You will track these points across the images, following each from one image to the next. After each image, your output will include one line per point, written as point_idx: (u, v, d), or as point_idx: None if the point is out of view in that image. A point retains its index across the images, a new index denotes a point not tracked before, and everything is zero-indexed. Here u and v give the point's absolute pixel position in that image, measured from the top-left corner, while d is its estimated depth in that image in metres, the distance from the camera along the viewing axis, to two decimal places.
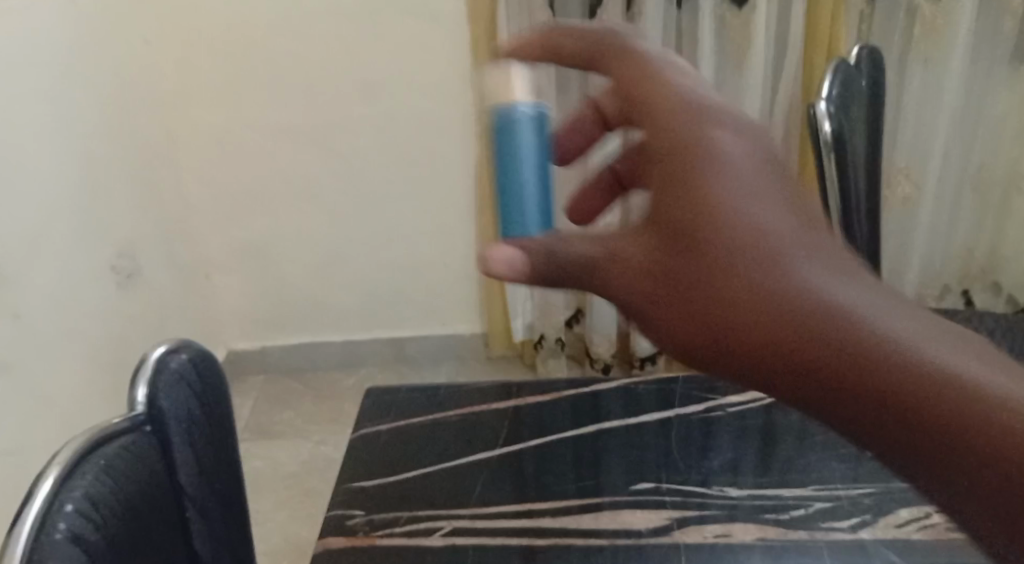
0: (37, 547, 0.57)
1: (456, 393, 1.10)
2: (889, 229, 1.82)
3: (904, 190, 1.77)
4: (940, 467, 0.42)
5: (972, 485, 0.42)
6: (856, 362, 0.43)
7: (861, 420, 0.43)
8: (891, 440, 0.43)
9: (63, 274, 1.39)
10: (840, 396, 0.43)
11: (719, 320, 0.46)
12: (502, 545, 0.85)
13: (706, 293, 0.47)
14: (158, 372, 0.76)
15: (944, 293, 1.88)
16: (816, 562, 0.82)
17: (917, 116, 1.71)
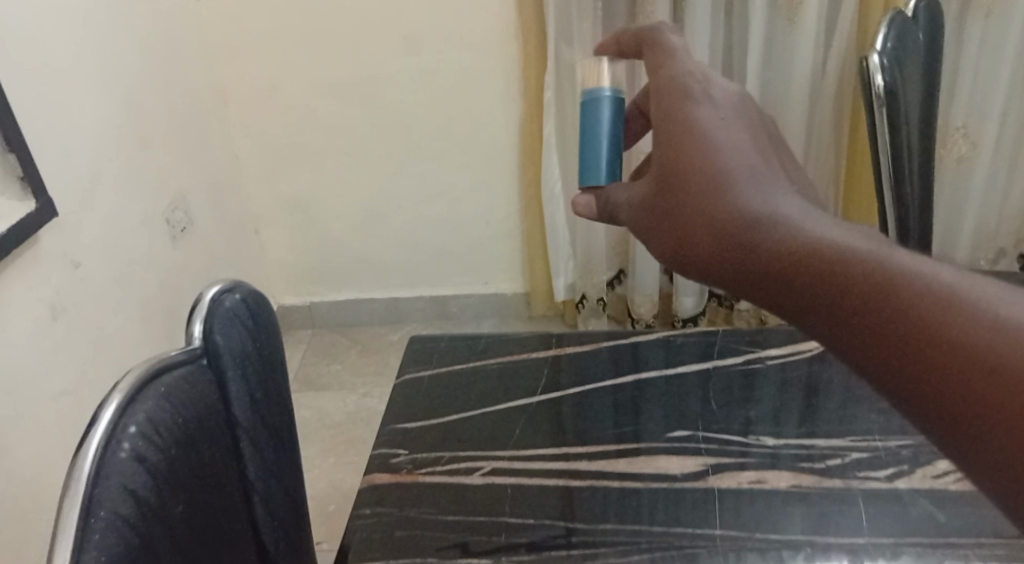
0: (104, 463, 0.61)
1: (498, 341, 1.12)
2: (943, 189, 1.76)
3: (961, 148, 1.70)
4: (927, 375, 0.50)
5: (950, 389, 0.49)
6: (859, 282, 0.52)
7: (862, 335, 0.52)
8: (885, 349, 0.51)
9: (115, 223, 1.45)
10: (845, 312, 0.52)
11: (747, 252, 0.57)
12: (540, 486, 0.88)
13: (737, 231, 0.57)
14: (213, 310, 0.79)
15: (998, 255, 1.82)
16: (851, 509, 0.83)
17: (976, 71, 1.63)
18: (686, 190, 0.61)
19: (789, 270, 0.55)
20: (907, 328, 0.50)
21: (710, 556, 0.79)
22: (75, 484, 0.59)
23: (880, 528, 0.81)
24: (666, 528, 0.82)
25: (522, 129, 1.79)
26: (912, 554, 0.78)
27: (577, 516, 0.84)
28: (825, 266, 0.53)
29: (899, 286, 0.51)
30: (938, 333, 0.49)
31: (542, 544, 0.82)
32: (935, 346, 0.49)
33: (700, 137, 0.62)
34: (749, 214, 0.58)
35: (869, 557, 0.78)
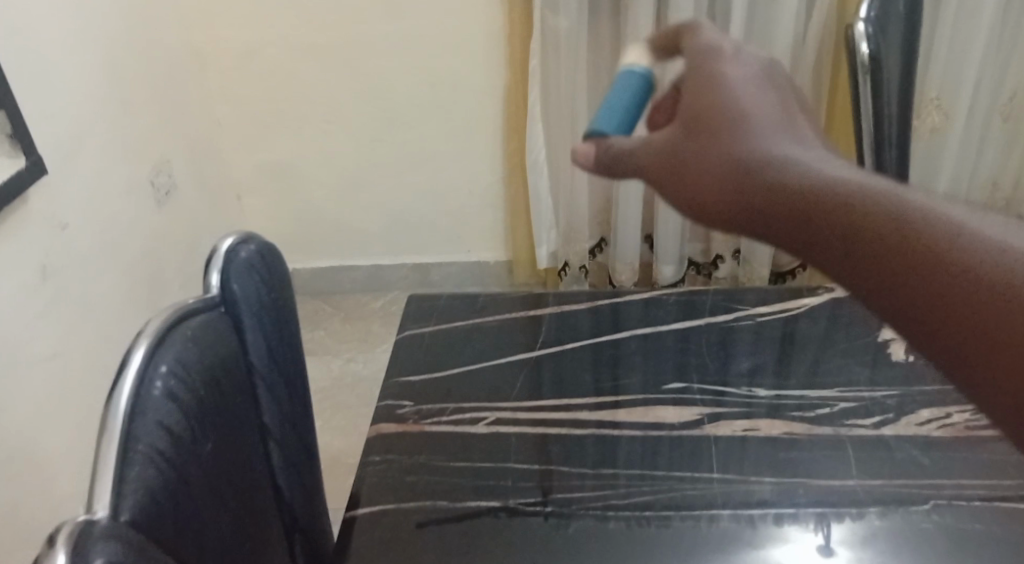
0: (139, 399, 0.63)
1: (494, 299, 1.15)
2: (917, 159, 1.81)
3: (934, 120, 1.75)
4: (943, 313, 0.53)
5: (968, 324, 0.52)
6: (883, 227, 0.56)
7: (883, 276, 0.55)
8: (905, 291, 0.54)
9: (99, 186, 1.44)
10: (870, 257, 0.56)
11: (775, 205, 0.60)
12: (545, 436, 0.92)
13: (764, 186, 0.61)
14: (229, 261, 0.80)
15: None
16: (839, 455, 0.88)
17: (952, 41, 1.67)
18: (715, 143, 0.64)
19: (813, 218, 0.58)
20: (927, 267, 0.53)
21: (699, 504, 0.83)
22: (113, 418, 0.61)
23: (867, 471, 0.86)
24: (666, 472, 0.87)
25: (505, 98, 1.82)
26: (877, 513, 0.81)
27: (582, 463, 0.88)
28: (849, 215, 0.57)
29: (920, 231, 0.54)
30: (956, 270, 0.53)
31: (519, 507, 0.83)
32: (953, 287, 0.53)
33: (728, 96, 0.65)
34: (774, 168, 0.61)
35: (835, 517, 0.81)
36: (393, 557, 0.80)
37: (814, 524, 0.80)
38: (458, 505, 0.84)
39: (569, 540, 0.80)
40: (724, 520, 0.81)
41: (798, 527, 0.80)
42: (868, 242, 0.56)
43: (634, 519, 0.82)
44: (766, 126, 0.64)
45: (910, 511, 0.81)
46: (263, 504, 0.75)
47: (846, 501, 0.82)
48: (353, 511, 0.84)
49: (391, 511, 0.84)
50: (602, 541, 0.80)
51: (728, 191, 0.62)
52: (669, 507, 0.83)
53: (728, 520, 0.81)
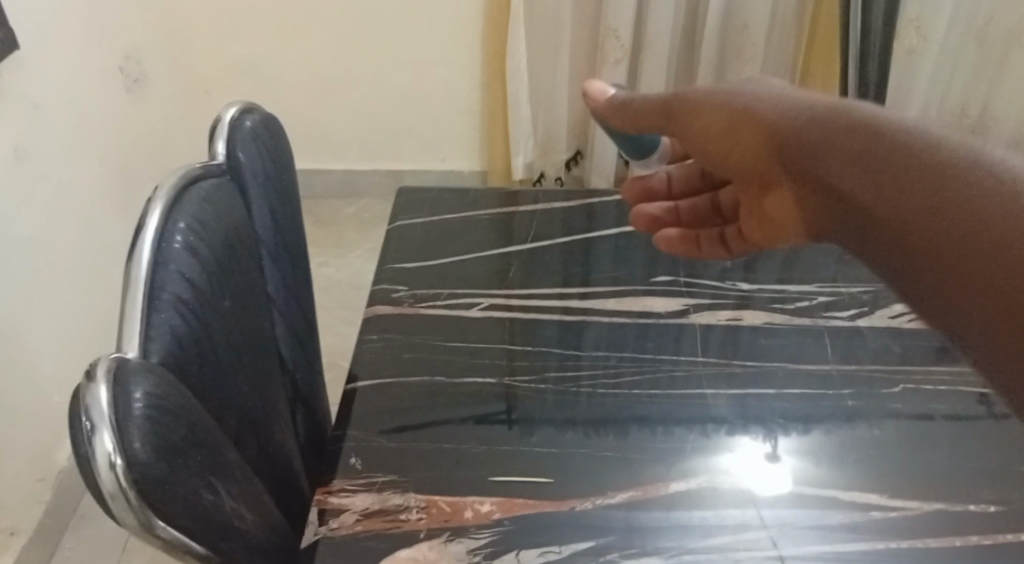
0: (162, 251, 0.63)
1: (484, 194, 1.17)
2: (892, 80, 1.87)
3: (912, 42, 1.81)
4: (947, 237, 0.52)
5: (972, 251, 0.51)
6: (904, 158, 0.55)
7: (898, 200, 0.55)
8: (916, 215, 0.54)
9: (74, 67, 1.42)
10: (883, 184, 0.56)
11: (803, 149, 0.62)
12: (539, 322, 0.95)
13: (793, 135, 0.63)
14: (235, 129, 0.80)
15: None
16: (819, 342, 0.93)
17: None
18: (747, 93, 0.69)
19: (816, 139, 0.61)
20: (908, 167, 0.54)
21: (682, 387, 0.87)
22: (137, 267, 0.61)
23: (844, 356, 0.91)
24: (653, 356, 0.91)
25: (487, 4, 1.83)
26: (822, 430, 0.83)
27: (574, 345, 0.92)
28: (847, 133, 0.59)
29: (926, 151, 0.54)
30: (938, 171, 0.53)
31: (485, 418, 0.83)
32: (932, 187, 0.53)
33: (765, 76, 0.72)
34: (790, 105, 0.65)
35: (783, 431, 0.83)
36: (392, 424, 0.82)
37: (762, 436, 0.83)
38: (455, 381, 0.87)
39: (545, 434, 0.82)
40: (678, 434, 0.83)
41: (747, 438, 0.82)
42: (858, 153, 0.58)
43: (592, 430, 0.83)
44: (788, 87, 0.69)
45: (855, 428, 0.84)
46: (271, 367, 0.77)
47: (822, 388, 0.88)
48: (352, 384, 0.87)
49: (388, 386, 0.86)
50: (568, 442, 0.81)
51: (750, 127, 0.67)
52: (654, 386, 0.87)
53: (681, 434, 0.83)
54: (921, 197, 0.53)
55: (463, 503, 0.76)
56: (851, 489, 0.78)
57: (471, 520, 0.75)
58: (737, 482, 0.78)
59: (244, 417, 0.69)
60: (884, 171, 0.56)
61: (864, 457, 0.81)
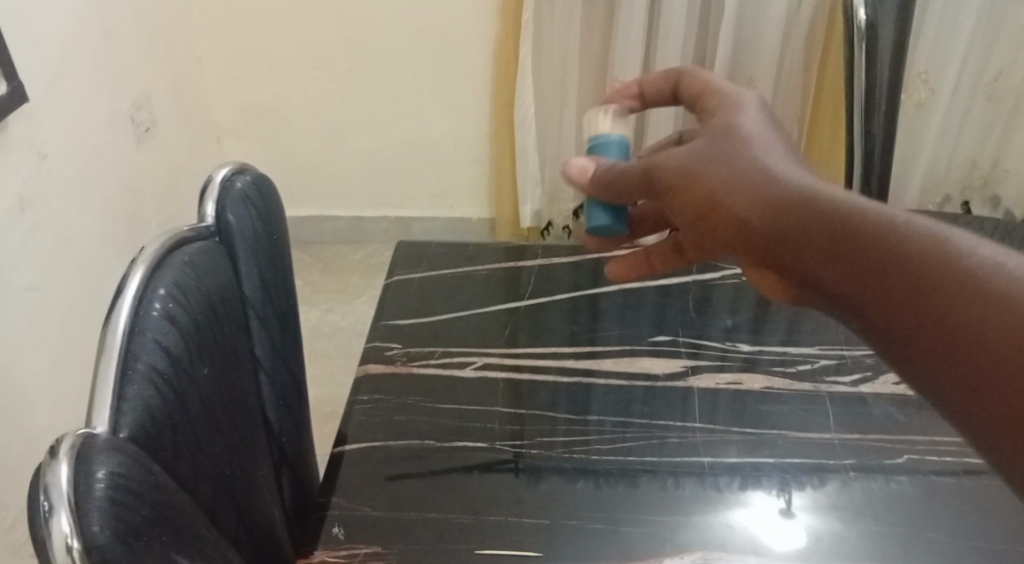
0: (139, 318, 0.62)
1: (485, 249, 1.16)
2: (901, 133, 1.85)
3: (920, 96, 1.78)
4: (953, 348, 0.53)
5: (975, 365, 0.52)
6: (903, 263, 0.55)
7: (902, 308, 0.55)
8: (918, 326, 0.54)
9: (82, 117, 1.42)
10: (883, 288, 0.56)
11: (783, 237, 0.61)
12: (533, 384, 0.93)
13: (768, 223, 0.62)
14: (225, 191, 0.79)
15: (943, 200, 1.94)
16: (820, 409, 0.90)
17: (942, 19, 1.68)
18: (725, 155, 0.66)
19: (793, 232, 0.60)
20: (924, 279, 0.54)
21: (682, 451, 0.85)
22: (112, 336, 0.60)
23: (845, 424, 0.88)
24: (648, 421, 0.89)
25: (495, 53, 1.83)
26: (838, 481, 0.82)
27: (571, 408, 0.90)
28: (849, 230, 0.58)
29: (927, 260, 0.54)
30: (959, 287, 0.53)
31: (489, 466, 0.83)
32: (952, 303, 0.53)
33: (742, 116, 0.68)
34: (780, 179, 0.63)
35: (796, 484, 0.82)
36: (378, 493, 0.80)
37: (776, 490, 0.82)
38: (446, 445, 0.85)
39: (541, 498, 0.80)
40: (689, 485, 0.82)
41: (759, 492, 0.81)
42: (864, 256, 0.57)
43: (602, 479, 0.82)
44: (771, 148, 0.66)
45: (874, 479, 0.83)
46: (254, 434, 0.76)
47: (824, 457, 0.85)
48: (340, 447, 0.85)
49: (378, 447, 0.85)
50: (566, 505, 0.80)
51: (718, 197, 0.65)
52: (649, 454, 0.85)
53: (693, 487, 0.81)
54: (940, 313, 0.53)
55: None
56: (853, 559, 0.76)
57: None
58: (750, 535, 0.78)
59: (221, 488, 0.67)
60: (896, 279, 0.55)
61: (866, 532, 0.78)
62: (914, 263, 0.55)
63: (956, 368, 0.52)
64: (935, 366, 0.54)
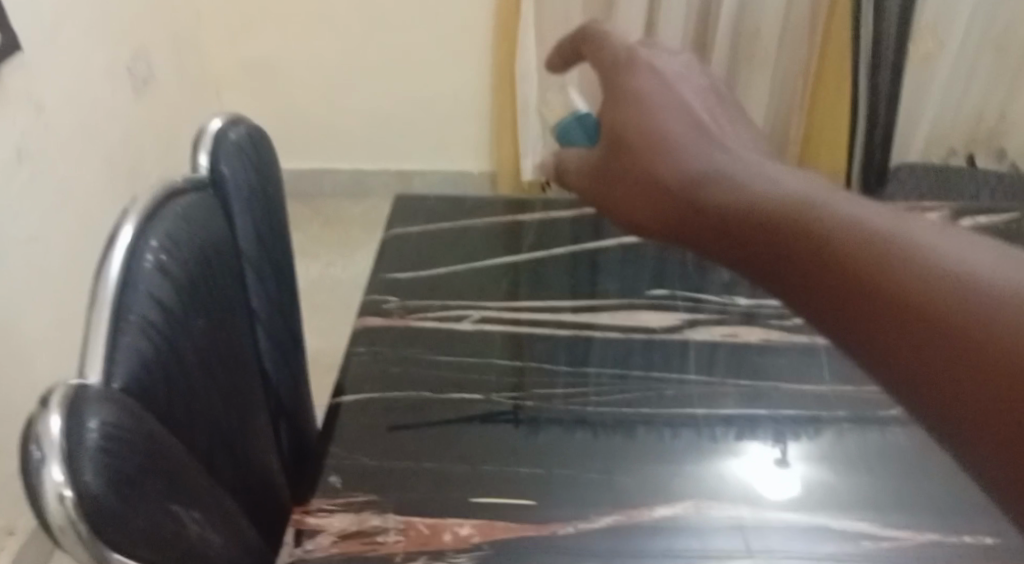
0: (132, 270, 0.62)
1: (482, 204, 1.16)
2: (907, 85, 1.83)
3: (927, 47, 1.77)
4: (904, 368, 0.41)
5: (954, 389, 0.39)
6: (836, 265, 0.44)
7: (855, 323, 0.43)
8: (869, 340, 0.42)
9: (83, 69, 1.42)
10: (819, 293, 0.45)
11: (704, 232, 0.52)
12: (531, 337, 0.93)
13: (684, 212, 0.54)
14: (219, 141, 0.78)
15: (948, 153, 1.93)
16: (816, 362, 0.91)
17: None
18: (620, 144, 0.61)
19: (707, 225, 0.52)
20: (829, 264, 0.44)
21: (678, 404, 0.86)
22: (105, 287, 0.60)
23: (839, 376, 0.89)
24: (644, 373, 0.89)
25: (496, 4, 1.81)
26: (833, 432, 0.83)
27: (569, 361, 0.91)
28: (736, 222, 0.50)
29: (876, 262, 0.42)
30: (877, 269, 0.42)
31: (487, 417, 0.84)
32: (872, 290, 0.42)
33: (637, 85, 0.62)
34: (670, 162, 0.56)
35: (793, 435, 0.83)
36: (374, 443, 0.81)
37: (772, 440, 0.82)
38: (443, 397, 0.86)
39: (538, 448, 0.81)
40: (685, 436, 0.82)
41: (755, 443, 0.82)
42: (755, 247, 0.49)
43: (600, 429, 0.83)
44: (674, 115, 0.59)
45: (870, 431, 0.83)
46: (249, 384, 0.77)
47: (819, 410, 0.85)
48: (337, 399, 0.86)
49: (375, 399, 0.86)
50: (562, 455, 0.80)
51: (634, 190, 0.58)
52: (644, 407, 0.85)
53: (690, 437, 0.82)
54: (859, 301, 0.43)
55: (442, 525, 0.74)
56: (846, 507, 0.76)
57: (449, 544, 0.72)
58: (744, 483, 0.78)
59: (216, 439, 0.68)
60: (793, 263, 0.46)
61: (860, 482, 0.78)
62: (831, 255, 0.44)
63: (886, 367, 0.41)
64: (888, 374, 0.41)
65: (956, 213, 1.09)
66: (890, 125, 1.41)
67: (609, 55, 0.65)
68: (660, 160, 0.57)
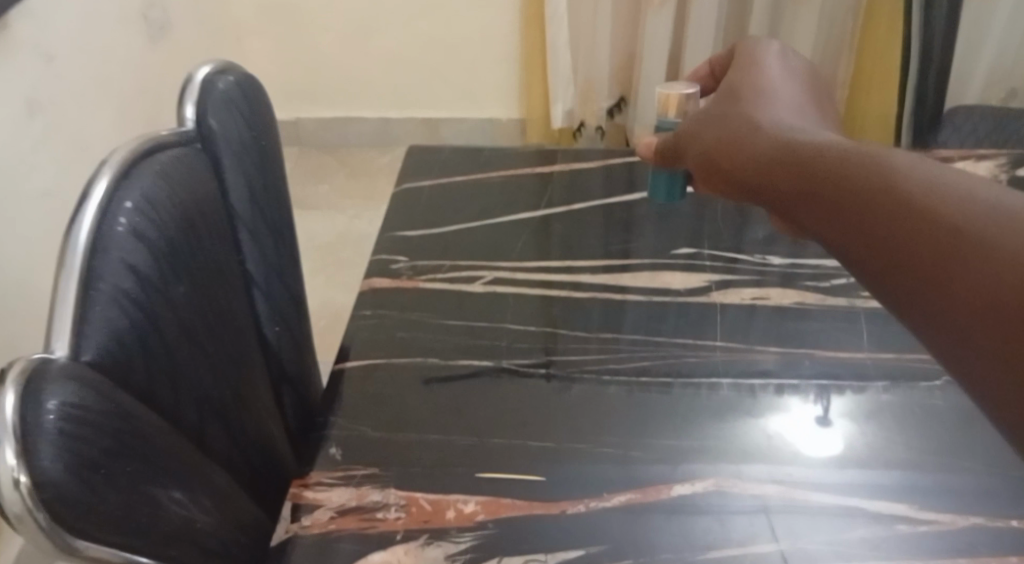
0: (103, 234, 0.58)
1: (499, 154, 1.12)
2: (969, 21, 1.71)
3: None
4: (930, 279, 0.45)
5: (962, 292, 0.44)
6: (874, 197, 0.49)
7: (879, 248, 0.49)
8: (896, 261, 0.47)
9: (95, 14, 1.39)
10: (855, 224, 0.50)
11: (776, 182, 0.58)
12: (546, 300, 0.88)
13: (764, 168, 0.59)
14: (205, 92, 0.74)
15: None
16: (853, 325, 0.85)
17: None
18: (730, 116, 0.67)
19: (782, 176, 0.57)
20: (871, 187, 0.50)
21: (704, 372, 0.80)
22: (73, 254, 0.56)
23: (877, 341, 0.83)
24: (669, 338, 0.84)
25: None
26: (880, 387, 0.78)
27: (590, 323, 0.85)
28: (804, 158, 0.56)
29: (914, 189, 0.48)
30: (920, 204, 0.47)
31: (507, 379, 0.80)
32: (912, 218, 0.47)
33: (759, 71, 0.71)
34: (765, 120, 0.64)
35: (837, 390, 0.78)
36: (379, 413, 0.77)
37: (813, 395, 0.78)
38: (450, 364, 0.81)
39: (563, 408, 0.77)
40: (726, 390, 0.78)
41: (797, 400, 0.77)
42: (819, 178, 0.54)
43: (635, 382, 0.79)
44: (784, 97, 0.68)
45: (914, 384, 0.78)
46: (246, 351, 0.73)
47: (856, 374, 0.79)
48: (341, 364, 0.82)
49: (381, 364, 0.82)
50: (593, 420, 0.76)
51: (732, 153, 0.64)
52: (669, 374, 0.80)
53: (730, 393, 0.78)
54: (888, 225, 0.48)
55: (445, 502, 0.70)
56: (884, 469, 0.72)
57: (452, 522, 0.68)
58: (784, 440, 0.74)
59: (207, 410, 0.65)
60: (840, 198, 0.52)
61: (906, 442, 0.73)
62: (885, 194, 0.49)
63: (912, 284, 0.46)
64: (909, 292, 0.46)
65: (1015, 161, 1.01)
66: (945, 64, 1.32)
67: (748, 61, 0.73)
68: (758, 116, 0.65)
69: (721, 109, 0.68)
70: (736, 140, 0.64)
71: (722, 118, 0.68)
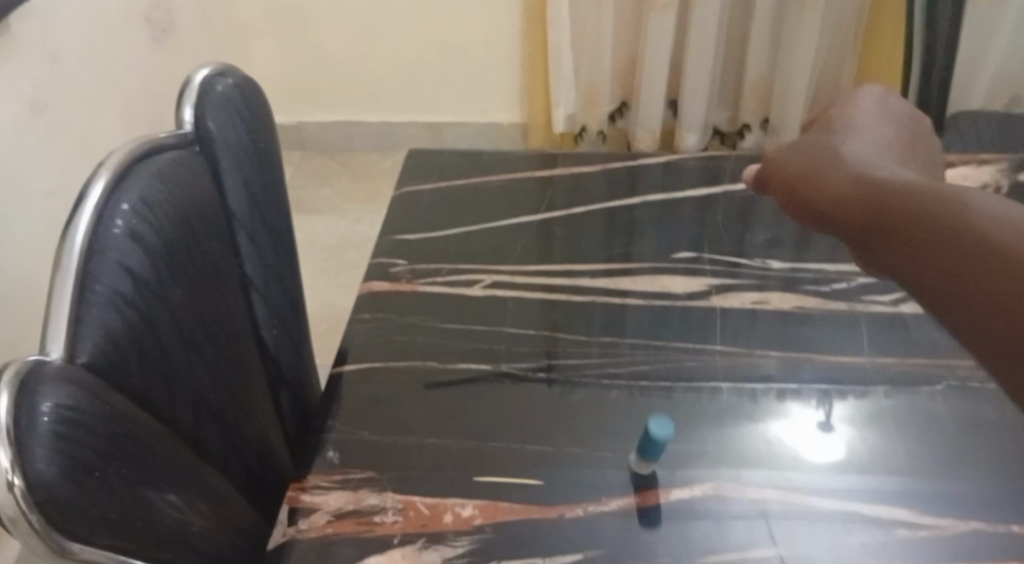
0: (100, 236, 0.58)
1: (499, 157, 1.11)
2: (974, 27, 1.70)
3: None
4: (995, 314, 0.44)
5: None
6: (949, 234, 0.49)
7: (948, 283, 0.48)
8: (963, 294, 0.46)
9: (100, 16, 1.39)
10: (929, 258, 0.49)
11: (852, 214, 0.57)
12: (545, 304, 0.88)
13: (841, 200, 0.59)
14: (204, 95, 0.74)
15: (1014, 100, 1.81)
16: (854, 329, 0.84)
17: None
18: (816, 148, 0.66)
19: (860, 209, 0.56)
20: (947, 226, 0.49)
21: (701, 377, 0.80)
22: (69, 256, 0.56)
23: (878, 346, 0.82)
24: (667, 342, 0.83)
25: None
26: (882, 391, 0.78)
27: (589, 328, 0.85)
28: (884, 190, 0.55)
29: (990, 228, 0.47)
30: (994, 241, 0.46)
31: (506, 384, 0.79)
32: (986, 255, 0.46)
33: (849, 109, 0.70)
34: (849, 153, 0.63)
35: (839, 395, 0.78)
36: (378, 417, 0.77)
37: (815, 401, 0.77)
38: (449, 368, 0.81)
39: (563, 413, 0.77)
40: (728, 395, 0.78)
41: (798, 404, 0.77)
42: (899, 214, 0.53)
43: (636, 387, 0.79)
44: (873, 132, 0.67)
45: (916, 389, 0.78)
46: (244, 353, 0.73)
47: (857, 379, 0.79)
48: (340, 367, 0.82)
49: (379, 367, 0.81)
50: (593, 427, 0.75)
51: (809, 184, 0.63)
52: (669, 379, 0.79)
53: (732, 397, 0.78)
54: (959, 260, 0.47)
55: (442, 506, 0.70)
56: (883, 473, 0.71)
57: (450, 525, 0.68)
58: (785, 444, 0.73)
59: (204, 413, 0.65)
60: (918, 233, 0.51)
61: (907, 448, 0.73)
62: (960, 231, 0.48)
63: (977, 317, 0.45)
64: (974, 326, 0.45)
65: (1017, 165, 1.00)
66: (947, 68, 1.32)
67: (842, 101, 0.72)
68: (845, 150, 0.64)
69: (807, 143, 0.68)
70: (816, 172, 0.63)
71: (806, 150, 0.67)
